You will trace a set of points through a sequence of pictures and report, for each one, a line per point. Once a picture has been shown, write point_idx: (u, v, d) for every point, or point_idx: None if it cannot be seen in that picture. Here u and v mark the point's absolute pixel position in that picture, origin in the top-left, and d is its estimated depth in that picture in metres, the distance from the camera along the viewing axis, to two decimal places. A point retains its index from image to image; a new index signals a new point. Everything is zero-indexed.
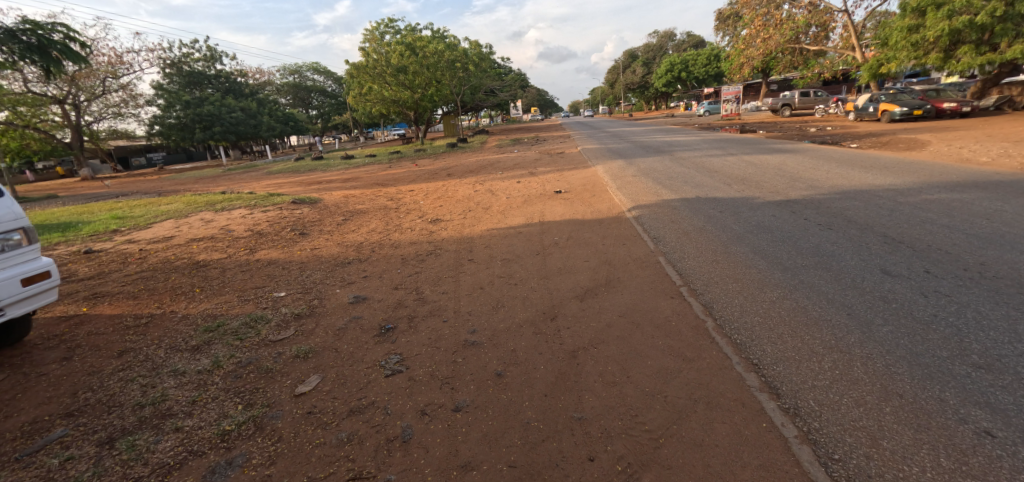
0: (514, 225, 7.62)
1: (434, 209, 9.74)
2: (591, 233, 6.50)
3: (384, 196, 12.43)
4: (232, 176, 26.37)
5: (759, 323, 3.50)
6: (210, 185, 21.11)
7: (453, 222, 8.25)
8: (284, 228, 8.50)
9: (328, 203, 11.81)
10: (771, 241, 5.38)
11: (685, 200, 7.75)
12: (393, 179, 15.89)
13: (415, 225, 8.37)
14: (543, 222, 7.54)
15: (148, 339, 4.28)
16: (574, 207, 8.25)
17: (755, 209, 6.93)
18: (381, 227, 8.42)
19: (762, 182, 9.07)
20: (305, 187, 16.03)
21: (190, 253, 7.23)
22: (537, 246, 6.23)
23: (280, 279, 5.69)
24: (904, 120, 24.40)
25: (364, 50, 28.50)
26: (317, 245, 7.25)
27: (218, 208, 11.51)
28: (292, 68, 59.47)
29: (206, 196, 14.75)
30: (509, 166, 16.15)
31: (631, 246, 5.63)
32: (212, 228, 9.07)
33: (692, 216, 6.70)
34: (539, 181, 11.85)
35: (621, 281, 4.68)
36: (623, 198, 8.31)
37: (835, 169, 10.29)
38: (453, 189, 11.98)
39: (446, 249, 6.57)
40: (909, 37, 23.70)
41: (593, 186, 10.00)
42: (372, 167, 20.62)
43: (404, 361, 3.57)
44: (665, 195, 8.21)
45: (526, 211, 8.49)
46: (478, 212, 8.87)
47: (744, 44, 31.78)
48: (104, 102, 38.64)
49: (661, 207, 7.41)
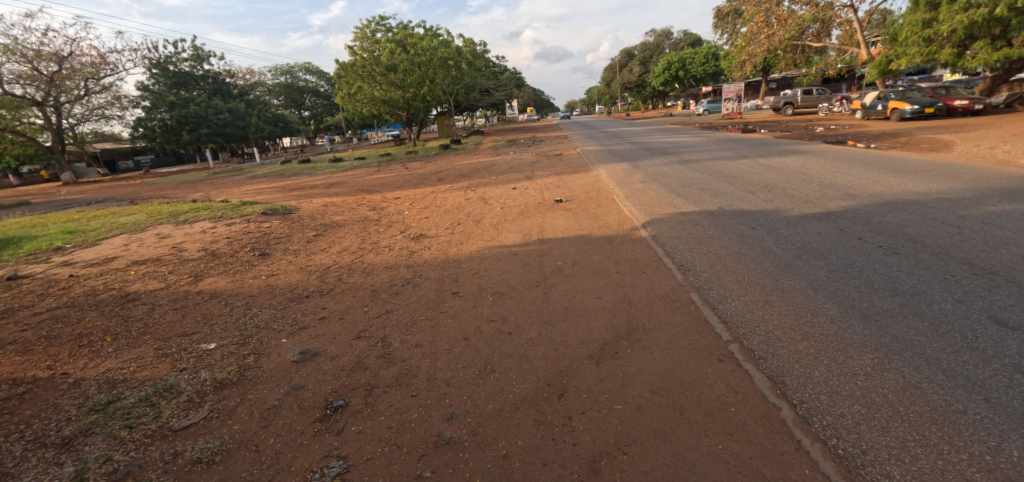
0: (509, 243, 6.50)
1: (419, 222, 8.60)
2: (601, 255, 5.40)
3: (366, 205, 11.29)
4: (215, 180, 25.16)
5: (863, 419, 2.44)
6: (189, 191, 19.90)
7: (440, 239, 7.14)
8: (244, 248, 7.35)
9: (303, 213, 10.66)
10: (830, 271, 4.29)
11: (709, 213, 6.65)
12: (380, 185, 14.78)
13: (394, 242, 7.24)
14: (542, 240, 6.42)
15: (11, 423, 3.17)
16: (578, 220, 7.14)
17: (794, 225, 5.84)
18: (357, 244, 7.29)
19: (790, 189, 7.98)
20: (285, 195, 14.85)
21: (123, 282, 6.08)
22: (538, 273, 5.12)
23: (216, 322, 4.57)
24: (915, 118, 23.41)
25: (354, 49, 27.22)
26: (275, 270, 6.11)
27: (182, 220, 10.35)
28: (284, 69, 58.30)
29: (175, 205, 13.57)
30: (504, 170, 15.05)
31: (653, 278, 4.52)
32: (163, 246, 7.93)
33: (722, 234, 5.60)
34: (538, 187, 10.74)
35: (648, 333, 3.57)
36: (634, 209, 7.18)
37: (865, 173, 9.21)
38: (443, 197, 10.88)
39: (429, 276, 5.47)
40: (921, 32, 22.68)
41: (598, 193, 8.91)
42: (360, 171, 19.51)
43: (348, 474, 2.50)
44: (682, 206, 7.13)
45: (523, 225, 7.39)
46: (468, 227, 7.74)
47: (746, 41, 30.78)
48: (88, 105, 37.35)
49: (682, 221, 6.31)
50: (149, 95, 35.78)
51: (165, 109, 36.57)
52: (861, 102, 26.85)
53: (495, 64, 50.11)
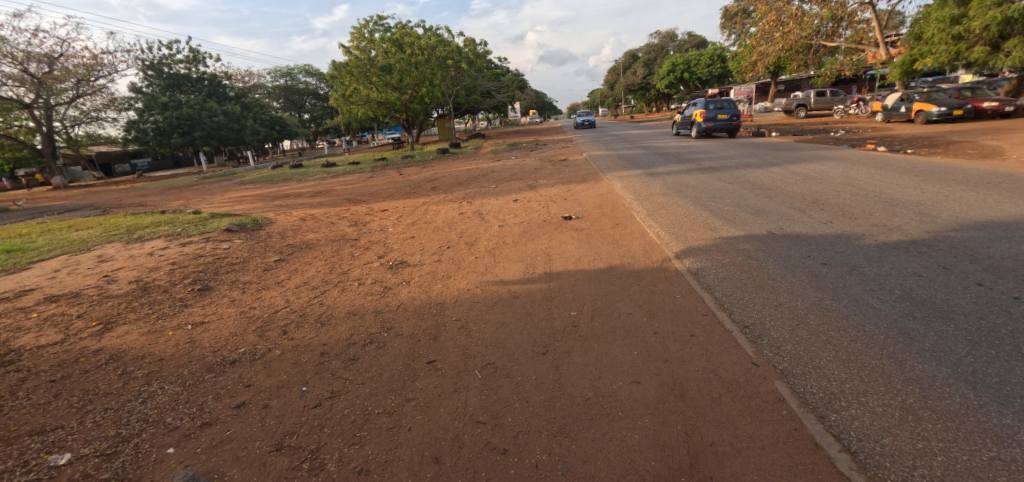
0: (508, 278, 5.11)
1: (402, 244, 7.24)
2: (631, 302, 4.07)
3: (347, 219, 10.00)
4: (202, 186, 23.90)
5: None
6: (170, 199, 18.71)
7: (424, 269, 5.80)
8: (185, 278, 6.03)
9: (276, 229, 9.35)
10: (973, 344, 2.97)
11: (756, 238, 5.31)
12: (369, 194, 13.50)
13: (368, 270, 5.94)
14: (550, 273, 5.07)
15: None
16: (593, 245, 5.82)
17: (877, 260, 4.50)
18: (321, 274, 5.94)
19: (846, 205, 6.65)
20: (266, 204, 13.60)
21: (14, 331, 4.76)
22: (544, 330, 3.78)
23: (93, 410, 3.27)
24: (941, 121, 22.04)
25: (349, 48, 25.86)
26: (210, 316, 4.81)
27: (134, 238, 9.04)
28: (284, 71, 57.20)
29: (141, 216, 12.29)
30: (505, 177, 13.78)
31: (711, 350, 3.17)
32: (94, 275, 6.60)
33: (787, 272, 4.27)
34: (544, 198, 9.41)
35: (723, 465, 2.26)
36: (662, 233, 5.83)
37: (925, 185, 7.94)
38: (434, 211, 9.57)
39: (403, 329, 4.13)
40: (950, 29, 21.36)
41: (613, 209, 7.59)
42: (351, 178, 18.27)
43: None
44: (721, 227, 5.82)
45: (526, 250, 6.03)
46: (460, 251, 6.38)
47: (757, 41, 29.44)
48: (80, 107, 36.18)
49: (728, 252, 4.95)
50: (142, 98, 34.56)
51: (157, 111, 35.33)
52: (882, 104, 25.50)
53: (497, 65, 48.82)
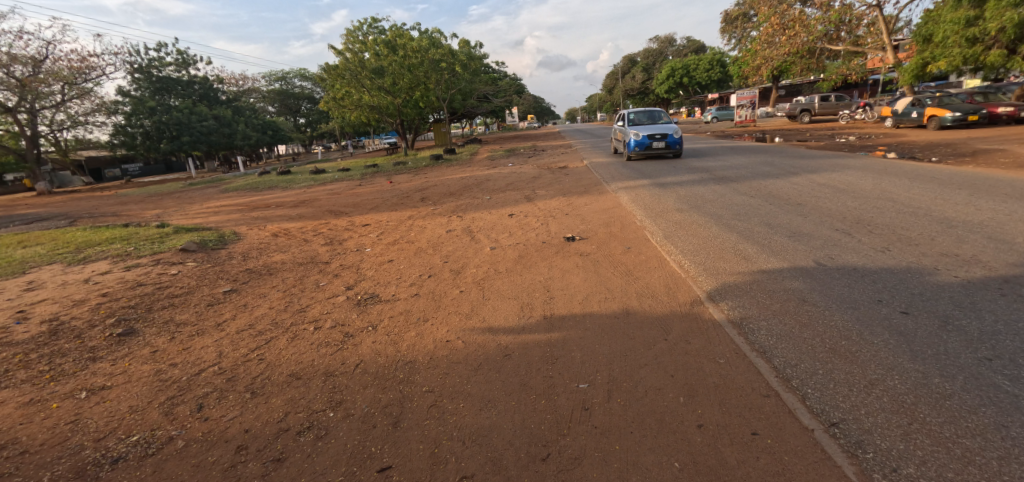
0: (497, 322, 4.08)
1: (377, 269, 6.17)
2: (659, 369, 3.07)
3: (322, 235, 8.95)
4: (186, 194, 22.80)
5: None
6: (148, 208, 17.69)
7: (397, 307, 4.75)
8: (109, 318, 4.99)
9: (242, 247, 8.31)
10: None
11: (806, 274, 4.30)
12: (353, 205, 12.51)
13: (331, 307, 4.92)
14: (552, 317, 4.02)
15: None
16: (602, 277, 4.82)
17: (971, 308, 3.50)
18: (273, 312, 4.90)
19: (898, 227, 5.66)
20: (242, 216, 12.53)
21: None
22: (544, 417, 2.77)
23: None
24: (955, 127, 21.13)
25: (340, 50, 24.85)
26: (116, 378, 3.77)
27: (78, 258, 7.97)
28: (278, 75, 56.11)
29: (104, 229, 11.23)
30: (500, 187, 12.81)
31: (786, 470, 2.19)
32: (10, 309, 5.56)
33: (863, 327, 3.26)
34: (542, 213, 8.39)
35: None
36: (685, 263, 4.83)
37: (974, 201, 6.99)
38: (419, 226, 8.53)
39: (355, 405, 3.10)
40: (965, 31, 20.31)
41: (621, 228, 6.58)
42: (339, 186, 17.29)
43: None
44: (757, 255, 4.82)
45: (521, 283, 4.97)
46: (443, 281, 5.32)
47: (760, 45, 28.37)
48: (67, 111, 35.12)
49: (775, 293, 3.92)
50: (129, 101, 33.42)
51: (145, 115, 34.20)
52: (891, 109, 24.49)
53: (494, 69, 47.75)
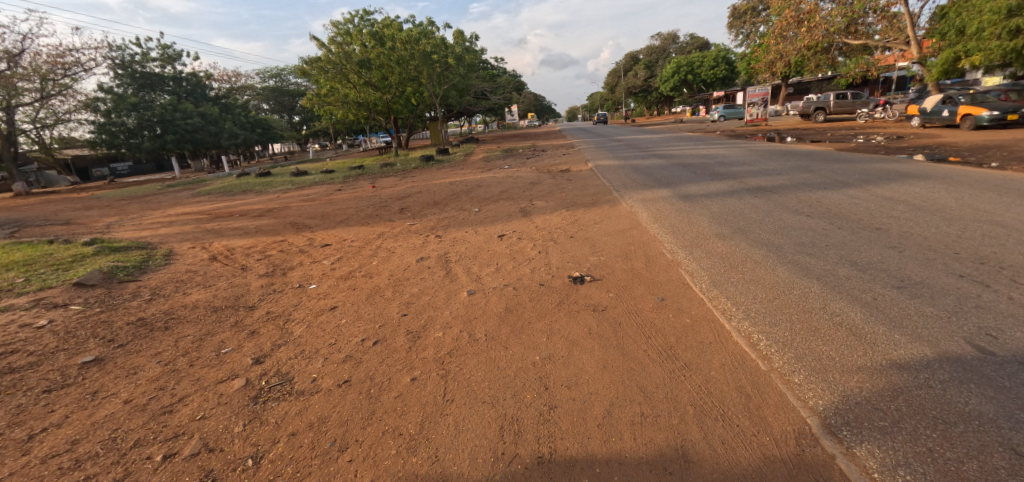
0: (458, 467, 2.40)
1: (311, 324, 4.42)
2: None
3: (267, 260, 7.21)
4: (157, 197, 20.95)
5: None
6: (105, 216, 15.87)
7: (309, 410, 3.01)
8: None
9: (161, 277, 6.56)
10: None
11: (976, 372, 2.57)
12: (322, 216, 10.79)
13: (216, 402, 3.21)
14: (551, 459, 2.36)
15: None
16: (630, 356, 3.13)
17: None
18: (122, 414, 3.17)
19: None
20: (195, 229, 10.78)
21: None
22: None
23: None
24: (992, 127, 19.29)
25: (325, 43, 23.12)
26: None
27: None
28: (272, 72, 54.09)
29: (19, 247, 9.34)
30: (493, 194, 11.10)
31: None
32: None
33: None
34: (541, 236, 6.61)
35: None
36: (756, 337, 3.14)
37: None
38: (386, 251, 6.82)
39: None
40: (1005, 23, 18.36)
41: (649, 264, 4.84)
42: (317, 191, 15.53)
43: None
44: (867, 327, 3.13)
45: (504, 367, 3.21)
46: (390, 355, 3.55)
47: (774, 38, 26.33)
48: (48, 108, 33.17)
49: (945, 424, 2.24)
50: (109, 98, 31.32)
51: (127, 112, 32.13)
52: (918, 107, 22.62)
53: (492, 66, 45.78)
